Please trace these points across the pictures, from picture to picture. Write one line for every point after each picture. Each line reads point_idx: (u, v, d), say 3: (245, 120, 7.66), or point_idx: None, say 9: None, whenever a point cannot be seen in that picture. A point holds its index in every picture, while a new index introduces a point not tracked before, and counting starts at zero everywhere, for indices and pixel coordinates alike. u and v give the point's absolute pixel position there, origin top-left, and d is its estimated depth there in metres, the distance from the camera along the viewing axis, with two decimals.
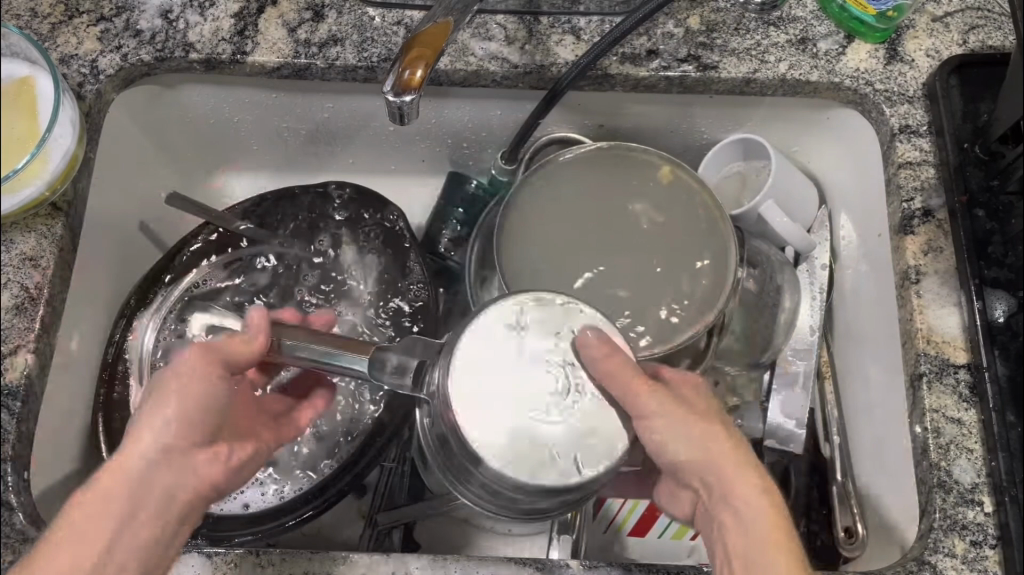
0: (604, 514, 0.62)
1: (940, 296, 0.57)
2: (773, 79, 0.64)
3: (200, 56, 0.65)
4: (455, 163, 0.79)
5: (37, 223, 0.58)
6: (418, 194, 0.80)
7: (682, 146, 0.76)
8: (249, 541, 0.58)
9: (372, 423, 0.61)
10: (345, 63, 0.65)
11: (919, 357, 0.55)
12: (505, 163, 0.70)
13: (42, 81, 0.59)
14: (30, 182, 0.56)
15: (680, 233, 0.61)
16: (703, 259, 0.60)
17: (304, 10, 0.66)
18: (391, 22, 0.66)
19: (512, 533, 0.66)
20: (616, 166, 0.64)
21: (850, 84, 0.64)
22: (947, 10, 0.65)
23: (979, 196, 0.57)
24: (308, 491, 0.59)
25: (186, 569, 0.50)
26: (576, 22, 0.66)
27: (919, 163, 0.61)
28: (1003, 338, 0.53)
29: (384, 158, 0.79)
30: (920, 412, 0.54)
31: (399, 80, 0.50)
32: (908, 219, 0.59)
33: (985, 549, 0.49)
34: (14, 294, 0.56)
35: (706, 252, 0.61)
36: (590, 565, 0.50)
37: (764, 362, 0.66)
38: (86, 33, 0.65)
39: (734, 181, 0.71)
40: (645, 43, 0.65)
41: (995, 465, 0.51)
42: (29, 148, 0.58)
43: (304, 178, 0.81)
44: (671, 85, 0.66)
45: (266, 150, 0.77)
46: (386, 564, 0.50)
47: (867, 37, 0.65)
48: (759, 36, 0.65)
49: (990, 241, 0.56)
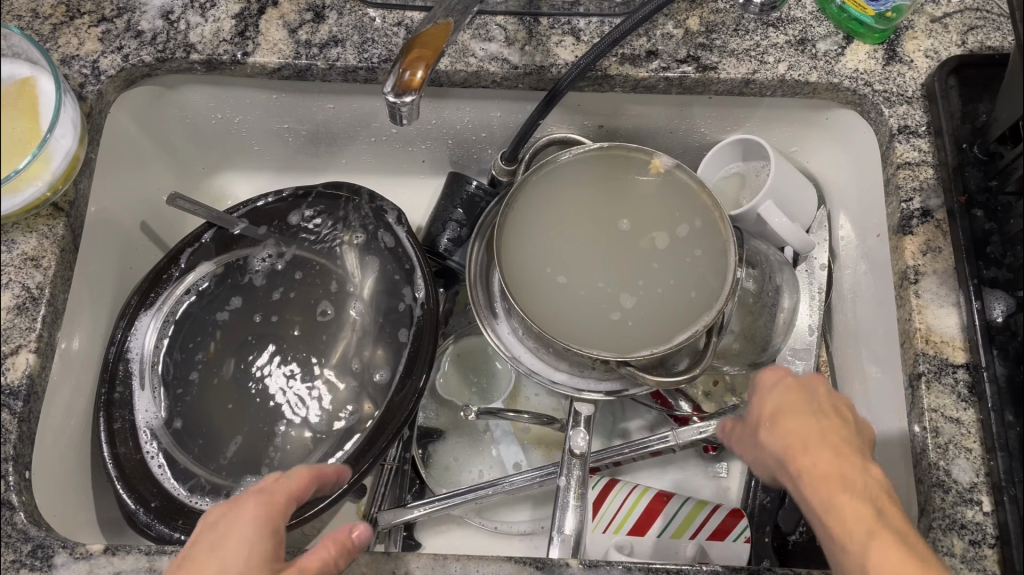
0: (603, 513, 0.63)
1: (939, 297, 0.57)
2: (773, 79, 0.64)
3: (200, 57, 0.65)
4: (455, 163, 0.80)
5: (38, 223, 0.59)
6: (419, 194, 0.81)
7: (682, 147, 0.76)
8: None
9: (372, 424, 0.59)
10: (345, 64, 0.65)
11: (917, 357, 0.55)
12: (505, 163, 0.69)
13: (42, 81, 0.58)
14: (31, 183, 0.56)
15: (681, 227, 0.62)
16: (697, 253, 0.61)
17: (304, 11, 0.66)
18: (392, 23, 0.66)
19: (514, 532, 0.67)
20: (614, 167, 0.64)
21: (849, 84, 0.64)
22: (946, 10, 0.66)
23: (978, 196, 0.57)
24: None
25: None
26: (576, 23, 0.66)
27: (918, 163, 0.61)
28: (1002, 338, 0.53)
29: (384, 159, 0.79)
30: (920, 412, 0.54)
31: (400, 81, 0.49)
32: (906, 220, 0.60)
33: (984, 548, 0.49)
34: (15, 295, 0.56)
35: (700, 246, 0.61)
36: (590, 564, 0.50)
37: (763, 361, 0.66)
38: (87, 33, 0.65)
39: (733, 181, 0.72)
40: (645, 44, 0.65)
41: (994, 465, 0.51)
42: (28, 148, 0.57)
43: (304, 179, 0.81)
44: (671, 86, 0.66)
45: (267, 151, 0.78)
46: (386, 564, 0.50)
47: (867, 37, 0.65)
48: (758, 37, 0.65)
49: (989, 241, 0.56)
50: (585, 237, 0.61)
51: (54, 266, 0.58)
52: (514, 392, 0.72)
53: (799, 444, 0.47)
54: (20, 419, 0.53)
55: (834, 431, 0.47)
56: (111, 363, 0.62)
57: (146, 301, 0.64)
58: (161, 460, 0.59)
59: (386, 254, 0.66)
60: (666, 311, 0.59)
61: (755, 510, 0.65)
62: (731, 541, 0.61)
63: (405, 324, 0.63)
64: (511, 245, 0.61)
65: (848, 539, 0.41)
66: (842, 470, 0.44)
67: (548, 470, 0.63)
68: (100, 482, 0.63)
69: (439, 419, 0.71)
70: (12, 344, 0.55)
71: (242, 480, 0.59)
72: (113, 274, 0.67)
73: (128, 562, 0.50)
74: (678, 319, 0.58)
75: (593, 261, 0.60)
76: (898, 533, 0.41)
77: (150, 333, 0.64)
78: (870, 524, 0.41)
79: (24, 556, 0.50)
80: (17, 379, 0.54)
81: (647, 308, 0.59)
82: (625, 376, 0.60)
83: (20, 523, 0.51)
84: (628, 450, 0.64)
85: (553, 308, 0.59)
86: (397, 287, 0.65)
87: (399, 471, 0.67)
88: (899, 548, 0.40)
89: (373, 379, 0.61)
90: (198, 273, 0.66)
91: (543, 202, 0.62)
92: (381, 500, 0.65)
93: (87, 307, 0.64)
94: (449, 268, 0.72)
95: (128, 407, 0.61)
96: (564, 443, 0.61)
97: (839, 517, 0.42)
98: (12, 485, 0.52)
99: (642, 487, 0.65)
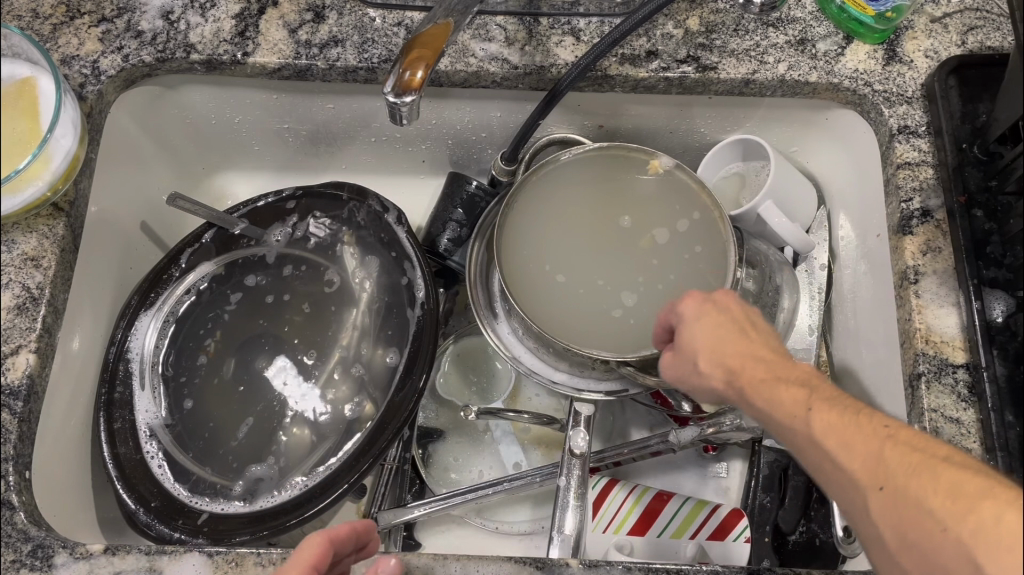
0: (604, 513, 0.64)
1: (939, 297, 0.57)
2: (773, 79, 0.64)
3: (200, 57, 0.65)
4: (455, 163, 0.80)
5: (39, 223, 0.59)
6: (419, 194, 0.81)
7: (682, 147, 0.76)
8: (250, 542, 0.57)
9: (372, 423, 0.59)
10: (345, 64, 0.65)
11: (917, 357, 0.55)
12: (505, 163, 0.69)
13: (42, 81, 0.58)
14: (31, 183, 0.56)
15: (681, 226, 0.62)
16: (697, 250, 0.61)
17: (305, 11, 0.66)
18: (392, 23, 0.66)
19: (514, 532, 0.67)
20: (613, 166, 0.64)
21: (849, 84, 0.64)
22: (946, 10, 0.66)
23: (978, 196, 0.57)
24: (310, 489, 0.58)
25: (186, 568, 0.50)
26: (576, 23, 0.66)
27: (918, 163, 0.61)
28: (1002, 338, 0.53)
29: (384, 159, 0.79)
30: (920, 412, 0.54)
31: (400, 81, 0.49)
32: (906, 220, 0.60)
33: None
34: (15, 294, 0.56)
35: (700, 243, 0.61)
36: (590, 564, 0.50)
37: None
38: (87, 33, 0.65)
39: (733, 181, 0.72)
40: (645, 44, 0.65)
41: (994, 465, 0.51)
42: (28, 148, 0.57)
43: (305, 179, 0.81)
44: (671, 86, 0.66)
45: (267, 152, 0.78)
46: None
47: (867, 37, 0.65)
48: (758, 37, 0.65)
49: (989, 241, 0.56)
50: (584, 237, 0.61)
51: (54, 266, 0.58)
52: (514, 391, 0.72)
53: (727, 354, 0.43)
54: (20, 419, 0.53)
55: (749, 334, 0.44)
56: (111, 364, 0.62)
57: (146, 301, 0.65)
58: (161, 460, 0.59)
59: (386, 254, 0.66)
60: (667, 308, 0.59)
61: (755, 509, 0.65)
62: (731, 541, 0.61)
63: (406, 324, 0.63)
64: (511, 247, 0.61)
65: (814, 446, 0.38)
66: (772, 372, 0.41)
67: (549, 470, 0.63)
68: (100, 482, 0.63)
69: (439, 419, 0.71)
70: (12, 344, 0.55)
71: (242, 480, 0.59)
72: (114, 274, 0.67)
73: (128, 562, 0.50)
74: None
75: (593, 261, 0.60)
76: (839, 403, 0.38)
77: (150, 333, 0.64)
78: (809, 406, 0.38)
79: (24, 556, 0.50)
80: (18, 380, 0.54)
81: (648, 305, 0.59)
82: (625, 376, 0.60)
83: (20, 524, 0.51)
84: (628, 450, 0.65)
85: (553, 308, 0.59)
86: (398, 287, 0.65)
87: (400, 471, 0.68)
88: (847, 417, 0.37)
89: (373, 379, 0.61)
90: (198, 273, 0.66)
91: (543, 203, 0.62)
92: (381, 500, 0.65)
93: (87, 307, 0.64)
94: (449, 268, 0.72)
95: (128, 407, 0.61)
96: (564, 443, 0.61)
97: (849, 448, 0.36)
98: (13, 485, 0.52)
99: (642, 487, 0.65)
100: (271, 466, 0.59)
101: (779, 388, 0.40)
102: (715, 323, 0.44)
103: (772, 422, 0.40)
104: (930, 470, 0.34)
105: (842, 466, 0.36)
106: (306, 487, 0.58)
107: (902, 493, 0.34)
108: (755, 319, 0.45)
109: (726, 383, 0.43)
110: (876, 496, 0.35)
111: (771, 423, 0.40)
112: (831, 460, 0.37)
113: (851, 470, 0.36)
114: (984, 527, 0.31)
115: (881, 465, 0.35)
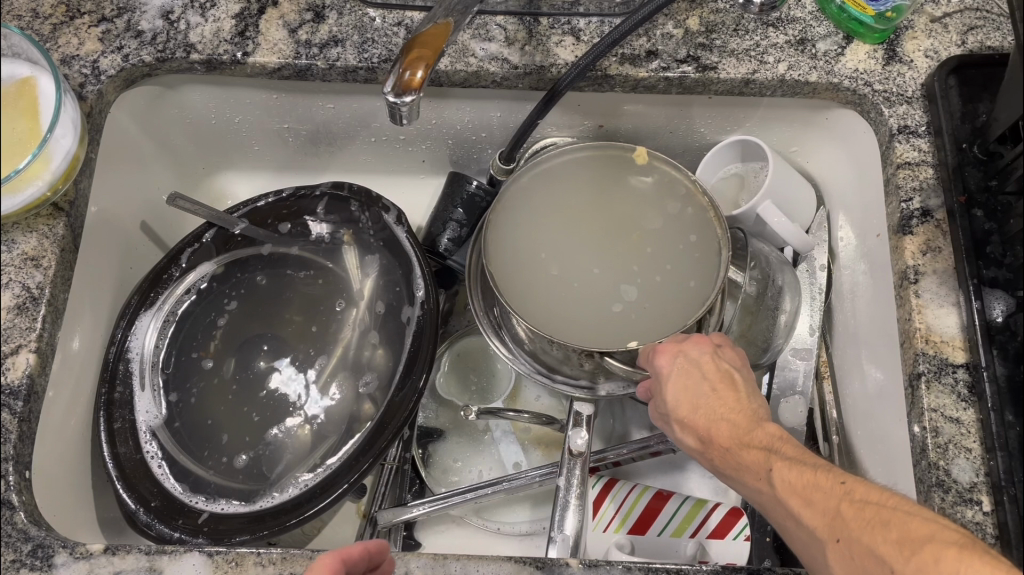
0: (604, 513, 0.64)
1: (939, 297, 0.57)
2: (773, 79, 0.64)
3: (200, 56, 0.65)
4: (455, 163, 0.80)
5: (38, 223, 0.59)
6: (420, 194, 0.82)
7: (682, 147, 0.76)
8: (249, 543, 0.57)
9: (372, 423, 0.59)
10: (345, 64, 0.65)
11: (917, 356, 0.55)
12: (503, 163, 0.70)
13: (42, 81, 0.58)
14: (31, 183, 0.56)
15: (671, 220, 0.62)
16: (691, 240, 0.61)
17: (305, 11, 0.66)
18: (391, 23, 0.66)
19: (514, 532, 0.67)
20: (600, 166, 0.64)
21: (849, 84, 0.64)
22: (946, 10, 0.66)
23: (978, 196, 0.57)
24: (311, 488, 0.58)
25: (186, 568, 0.50)
26: (576, 23, 0.66)
27: (917, 163, 0.61)
28: (1002, 338, 0.53)
29: (384, 159, 0.79)
30: (920, 411, 0.54)
31: (400, 81, 0.49)
32: (906, 220, 0.60)
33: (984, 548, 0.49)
34: (15, 294, 0.56)
35: (694, 232, 0.61)
36: (590, 564, 0.50)
37: (764, 362, 0.66)
38: (87, 33, 0.65)
39: (732, 182, 0.72)
40: (645, 44, 0.65)
41: (994, 465, 0.51)
42: (27, 148, 0.57)
43: (304, 179, 0.82)
44: (671, 85, 0.66)
45: (267, 151, 0.78)
46: None
47: (867, 37, 0.65)
48: (758, 37, 0.65)
49: (988, 241, 0.56)
50: (578, 236, 0.62)
51: (54, 266, 0.58)
52: (514, 391, 0.72)
53: (700, 416, 0.51)
54: (20, 418, 0.53)
55: (723, 397, 0.51)
56: (111, 364, 0.62)
57: (146, 302, 0.65)
58: (161, 460, 0.59)
59: (385, 254, 0.67)
60: (666, 299, 0.59)
61: (755, 510, 0.65)
62: (731, 540, 0.61)
63: (405, 324, 0.63)
64: (506, 249, 0.61)
65: (780, 504, 0.44)
66: (739, 439, 0.48)
67: (548, 470, 0.63)
68: (100, 482, 0.63)
69: (439, 419, 0.71)
70: (12, 344, 0.55)
71: (241, 480, 0.59)
72: (114, 274, 0.67)
73: (129, 562, 0.50)
74: (680, 307, 0.58)
75: (589, 258, 0.61)
76: (795, 461, 0.44)
77: (150, 333, 0.64)
78: (768, 468, 0.45)
79: (24, 556, 0.50)
80: (17, 379, 0.54)
81: (647, 297, 0.59)
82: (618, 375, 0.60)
83: (20, 523, 0.51)
84: (628, 450, 0.65)
85: (551, 304, 0.59)
86: (398, 287, 0.65)
87: (400, 471, 0.68)
88: (802, 474, 0.43)
89: (373, 378, 0.61)
90: (198, 273, 0.66)
91: (534, 205, 0.63)
92: (381, 500, 0.65)
93: (87, 306, 0.64)
94: (449, 268, 0.72)
95: (128, 407, 0.61)
96: (564, 443, 0.61)
97: (806, 501, 0.43)
98: (13, 485, 0.52)
99: (643, 487, 0.65)
100: (271, 465, 0.59)
101: (744, 453, 0.47)
102: (685, 387, 0.52)
103: (746, 485, 0.47)
104: (878, 518, 0.39)
105: (804, 520, 0.42)
106: (306, 486, 0.58)
107: (852, 543, 0.40)
108: (730, 378, 0.52)
109: (704, 451, 0.50)
110: (834, 547, 0.40)
111: (748, 485, 0.47)
112: (795, 516, 0.43)
113: (812, 525, 0.42)
114: (927, 566, 0.36)
115: (835, 517, 0.41)
